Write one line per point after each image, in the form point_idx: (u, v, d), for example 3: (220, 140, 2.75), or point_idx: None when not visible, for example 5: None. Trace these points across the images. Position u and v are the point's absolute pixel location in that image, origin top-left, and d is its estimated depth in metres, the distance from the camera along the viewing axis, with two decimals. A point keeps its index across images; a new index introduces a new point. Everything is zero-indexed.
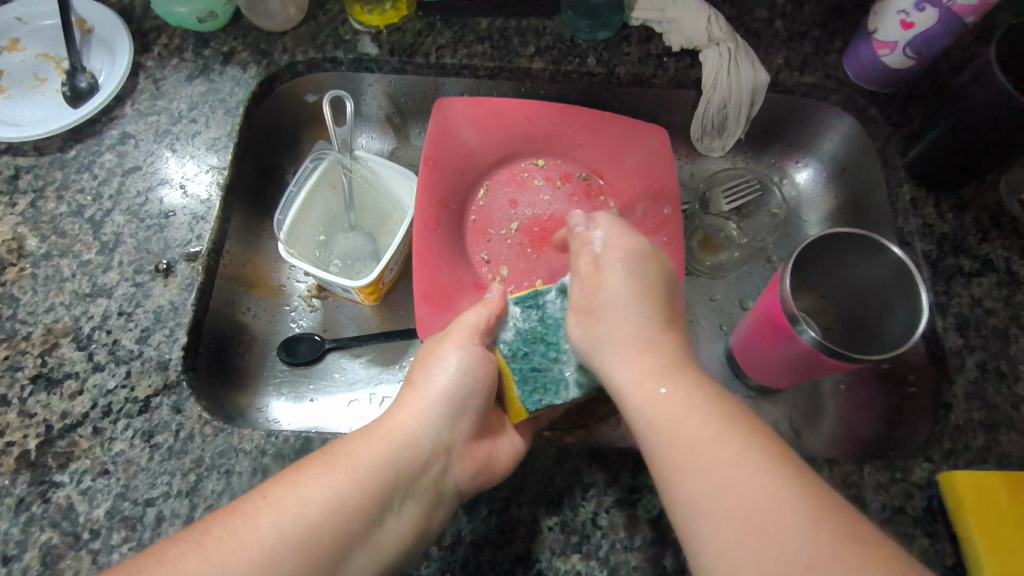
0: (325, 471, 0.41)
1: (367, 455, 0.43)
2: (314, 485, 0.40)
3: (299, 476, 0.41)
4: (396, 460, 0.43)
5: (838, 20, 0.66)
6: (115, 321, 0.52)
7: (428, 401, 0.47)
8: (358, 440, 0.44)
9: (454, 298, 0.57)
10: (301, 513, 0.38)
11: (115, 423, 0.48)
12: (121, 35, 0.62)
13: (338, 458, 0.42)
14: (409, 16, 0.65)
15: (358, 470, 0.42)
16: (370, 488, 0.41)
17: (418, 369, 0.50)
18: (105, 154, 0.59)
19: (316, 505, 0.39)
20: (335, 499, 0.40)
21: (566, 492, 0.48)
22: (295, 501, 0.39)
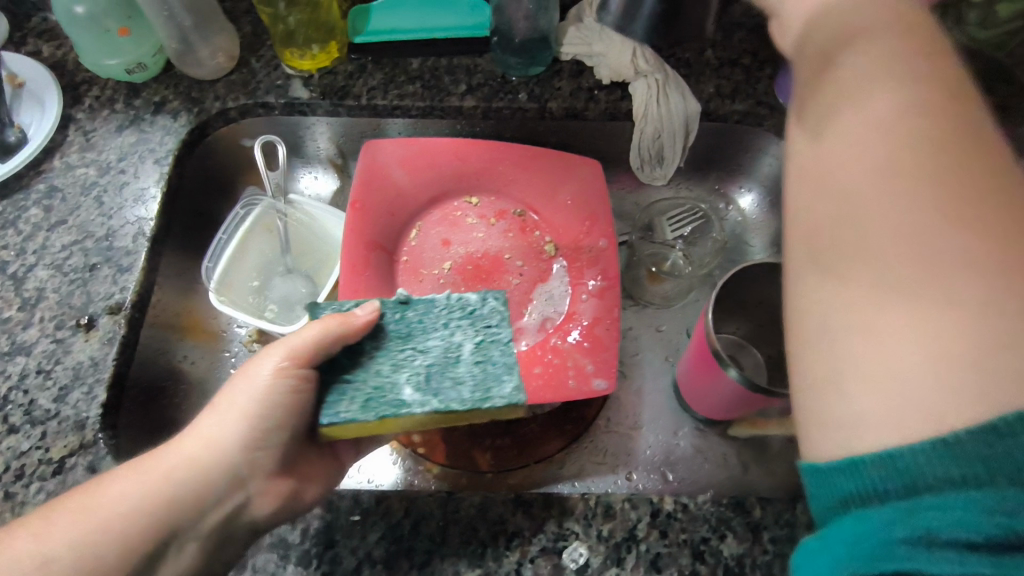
0: (75, 526, 0.38)
1: (130, 497, 0.39)
2: (58, 539, 0.37)
3: (48, 525, 0.38)
4: (165, 499, 0.40)
5: (768, 48, 0.66)
6: (33, 380, 0.52)
7: (223, 428, 0.43)
8: (126, 475, 0.40)
9: None
10: (46, 567, 0.36)
11: (26, 487, 0.47)
12: (51, 89, 0.63)
13: (95, 501, 0.39)
14: (340, 59, 0.66)
15: (119, 516, 0.38)
16: (136, 535, 0.39)
17: (233, 381, 0.46)
18: (32, 209, 0.59)
19: (61, 556, 0.37)
20: (84, 550, 0.37)
21: (490, 541, 0.46)
22: (27, 554, 0.36)
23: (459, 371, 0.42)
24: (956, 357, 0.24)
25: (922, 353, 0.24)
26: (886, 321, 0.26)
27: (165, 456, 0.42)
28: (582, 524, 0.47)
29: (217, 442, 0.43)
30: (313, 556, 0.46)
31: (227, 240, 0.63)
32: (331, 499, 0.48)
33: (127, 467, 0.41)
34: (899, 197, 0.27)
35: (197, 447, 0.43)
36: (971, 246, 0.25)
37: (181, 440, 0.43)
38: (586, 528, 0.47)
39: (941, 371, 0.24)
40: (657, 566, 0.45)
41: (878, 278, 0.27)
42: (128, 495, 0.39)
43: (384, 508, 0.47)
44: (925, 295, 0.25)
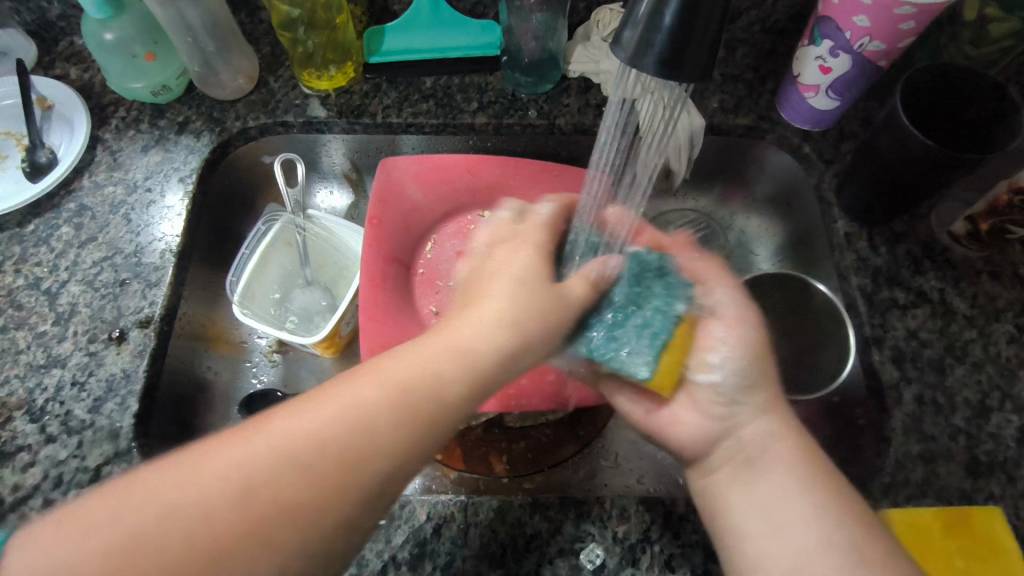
0: (302, 428, 0.35)
1: (419, 372, 0.37)
2: (272, 444, 0.34)
3: (270, 426, 0.35)
4: (415, 395, 0.37)
5: (769, 63, 0.69)
6: (68, 391, 0.54)
7: (481, 326, 0.40)
8: (427, 344, 0.39)
9: None
10: (326, 431, 0.35)
11: (66, 494, 0.49)
12: (80, 111, 0.65)
13: (395, 369, 0.38)
14: (356, 79, 0.68)
15: (351, 418, 0.35)
16: (418, 422, 0.36)
17: (507, 253, 0.46)
18: (63, 227, 0.61)
19: (330, 434, 0.35)
20: (322, 452, 0.34)
21: (510, 544, 0.48)
22: (260, 456, 0.33)
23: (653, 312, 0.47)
24: (812, 508, 0.40)
25: (804, 518, 0.39)
26: (769, 508, 0.41)
27: (404, 356, 0.38)
28: (598, 526, 0.49)
29: (485, 342, 0.39)
30: None
31: (249, 253, 0.65)
32: None
33: (363, 371, 0.38)
34: (754, 432, 0.44)
35: (457, 356, 0.38)
36: (829, 518, 0.39)
37: (450, 332, 0.40)
38: (601, 529, 0.49)
39: (802, 536, 0.39)
40: (670, 566, 0.47)
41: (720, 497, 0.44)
42: (367, 393, 0.36)
43: (407, 512, 0.49)
44: (772, 463, 0.42)
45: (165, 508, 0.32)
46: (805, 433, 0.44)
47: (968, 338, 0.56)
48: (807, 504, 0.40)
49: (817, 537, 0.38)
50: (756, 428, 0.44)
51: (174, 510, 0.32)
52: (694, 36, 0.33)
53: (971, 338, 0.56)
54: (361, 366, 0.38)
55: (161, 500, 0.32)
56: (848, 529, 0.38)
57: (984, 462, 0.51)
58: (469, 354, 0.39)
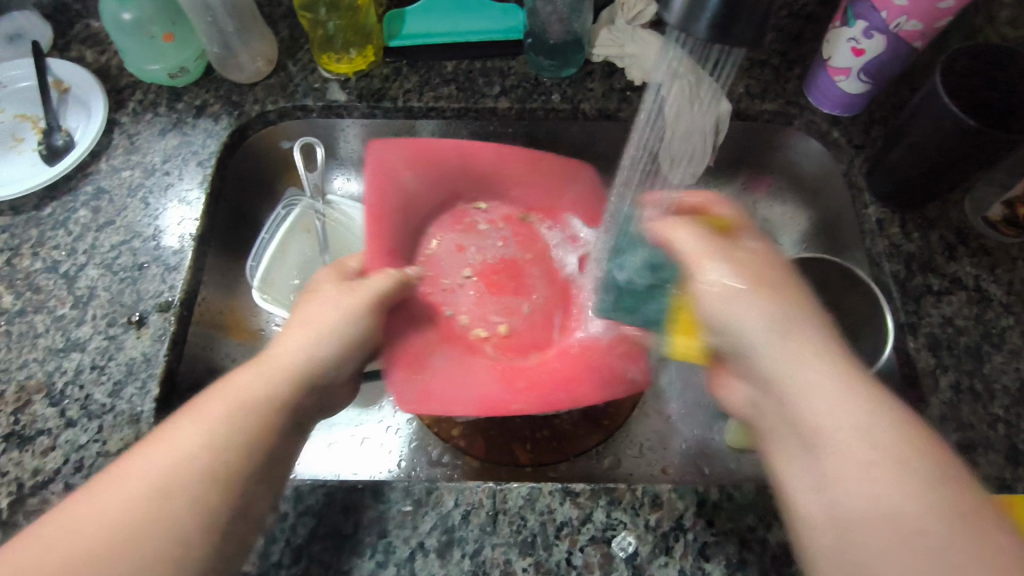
0: (186, 437, 0.38)
1: (214, 415, 0.40)
2: (174, 447, 0.38)
3: (166, 440, 0.38)
4: (287, 390, 0.43)
5: (797, 48, 0.67)
6: (88, 375, 0.53)
7: (298, 339, 0.47)
8: (219, 390, 0.42)
9: (425, 361, 0.56)
10: (170, 462, 0.37)
11: (86, 479, 0.48)
12: (96, 94, 0.64)
13: (200, 413, 0.40)
14: (377, 62, 0.67)
15: (238, 419, 0.40)
16: (217, 460, 0.38)
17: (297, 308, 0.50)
18: (80, 210, 0.60)
19: (195, 458, 0.37)
20: (218, 454, 0.38)
21: (541, 532, 0.47)
22: (164, 462, 0.37)
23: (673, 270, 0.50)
24: (888, 450, 0.35)
25: (892, 471, 0.34)
26: (848, 465, 0.35)
27: (284, 354, 0.45)
28: (630, 514, 0.48)
29: (299, 349, 0.46)
30: (367, 547, 0.47)
31: (269, 239, 0.65)
32: (382, 490, 0.49)
33: (207, 394, 0.42)
34: (801, 382, 0.39)
35: (305, 333, 0.47)
36: (905, 456, 0.35)
37: (271, 356, 0.45)
38: (634, 516, 0.48)
39: (908, 498, 0.33)
40: (705, 555, 0.46)
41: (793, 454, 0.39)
42: (258, 390, 0.42)
43: (435, 499, 0.48)
44: (833, 398, 0.38)
45: (88, 523, 0.34)
46: (842, 359, 0.40)
47: (1004, 325, 0.55)
48: (892, 451, 0.35)
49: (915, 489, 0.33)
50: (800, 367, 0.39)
51: (91, 528, 0.34)
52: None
53: (1007, 325, 0.55)
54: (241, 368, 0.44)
55: (85, 515, 0.35)
56: (893, 475, 0.34)
57: None
58: (286, 368, 0.44)
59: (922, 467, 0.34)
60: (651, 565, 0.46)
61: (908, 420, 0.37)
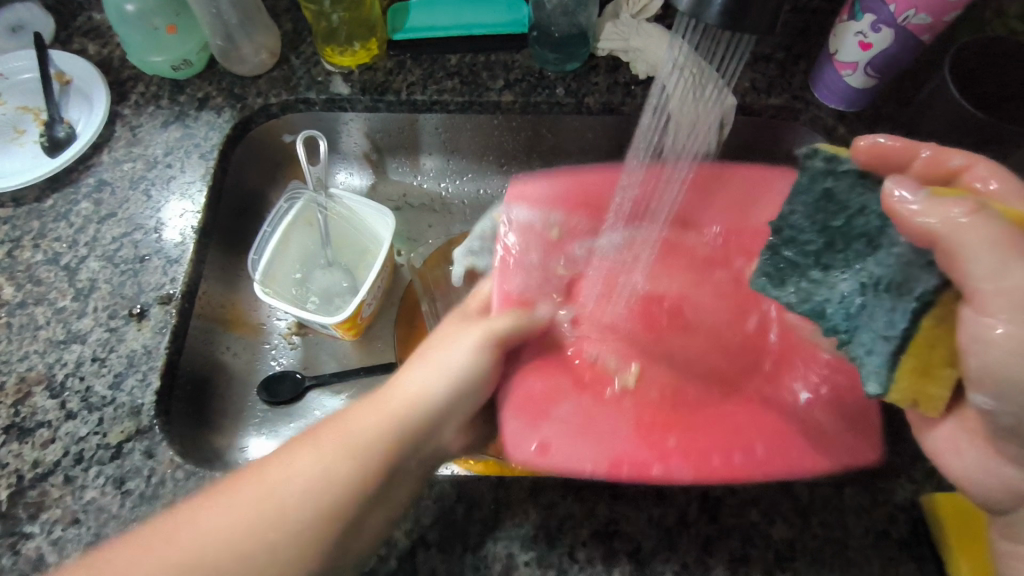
0: (298, 470, 0.41)
1: (324, 461, 0.41)
2: (291, 477, 0.40)
3: (268, 474, 0.41)
4: (360, 464, 0.41)
5: (803, 42, 0.67)
6: (89, 367, 0.53)
7: (417, 378, 0.46)
8: (348, 420, 0.43)
9: (552, 405, 0.45)
10: (263, 516, 0.39)
11: (86, 471, 0.48)
12: (99, 85, 0.64)
13: (301, 452, 0.42)
14: (380, 56, 0.67)
15: (327, 474, 0.41)
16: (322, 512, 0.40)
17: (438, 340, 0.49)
18: (82, 202, 0.60)
19: (295, 512, 0.39)
20: (336, 488, 0.40)
21: (544, 525, 0.47)
22: (283, 491, 0.40)
23: (839, 276, 0.39)
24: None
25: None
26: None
27: (395, 400, 0.45)
28: (633, 508, 0.47)
29: (414, 395, 0.45)
30: None
31: (269, 232, 0.64)
32: None
33: (325, 425, 0.44)
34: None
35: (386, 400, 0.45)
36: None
37: (387, 396, 0.45)
38: (637, 511, 0.47)
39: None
40: (708, 550, 0.46)
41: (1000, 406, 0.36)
42: (356, 439, 0.42)
43: (436, 493, 0.48)
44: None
45: (218, 529, 0.38)
46: None
47: None
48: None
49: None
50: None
51: (216, 537, 0.38)
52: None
53: None
54: (345, 410, 0.45)
55: (219, 517, 0.39)
56: None
57: None
58: (430, 408, 0.45)
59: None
60: (654, 560, 0.46)
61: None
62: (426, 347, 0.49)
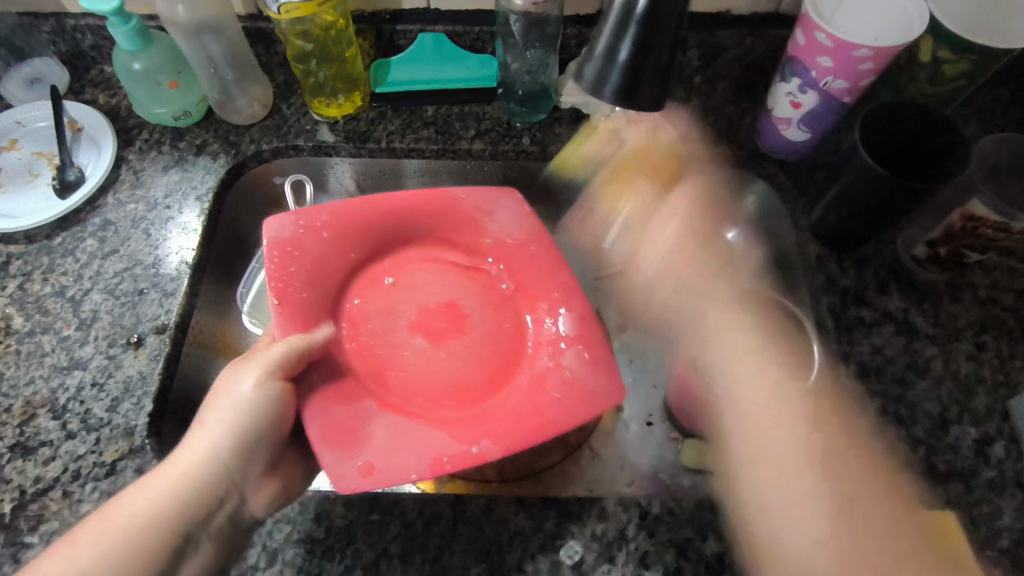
0: (118, 518, 0.43)
1: (137, 506, 0.44)
2: (84, 543, 0.42)
3: (74, 541, 0.42)
4: (180, 507, 0.45)
5: (750, 98, 0.74)
6: (88, 391, 0.58)
7: (198, 444, 0.48)
8: (131, 490, 0.45)
9: (356, 431, 0.48)
10: (77, 571, 0.41)
11: (83, 486, 0.53)
12: (107, 133, 0.71)
13: (109, 516, 0.43)
14: (363, 107, 0.73)
15: (146, 512, 0.43)
16: (147, 541, 0.43)
17: (218, 388, 0.50)
18: (87, 240, 0.66)
19: (116, 531, 0.42)
20: (163, 502, 0.44)
21: (495, 540, 0.52)
22: (91, 548, 0.42)
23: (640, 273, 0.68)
24: None
25: (824, 500, 0.46)
26: (786, 499, 0.46)
27: (175, 466, 0.46)
28: (578, 525, 0.52)
29: (200, 461, 0.47)
30: (337, 551, 0.51)
31: (260, 265, 0.71)
32: (353, 500, 0.53)
33: (130, 490, 0.45)
34: (775, 450, 0.48)
35: (204, 437, 0.48)
36: (832, 510, 0.45)
37: (187, 443, 0.48)
38: (582, 528, 0.52)
39: None
40: (645, 563, 0.51)
41: None
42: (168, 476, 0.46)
43: (400, 509, 0.53)
44: None
45: None
46: None
47: (930, 355, 0.60)
48: None
49: (815, 513, 0.45)
50: None
51: None
52: (654, 42, 0.49)
53: (933, 354, 0.60)
54: (147, 475, 0.46)
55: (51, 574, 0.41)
56: None
57: (943, 471, 0.54)
58: (239, 436, 0.48)
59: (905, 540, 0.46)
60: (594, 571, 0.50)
61: (910, 519, 0.47)
62: (213, 403, 0.49)
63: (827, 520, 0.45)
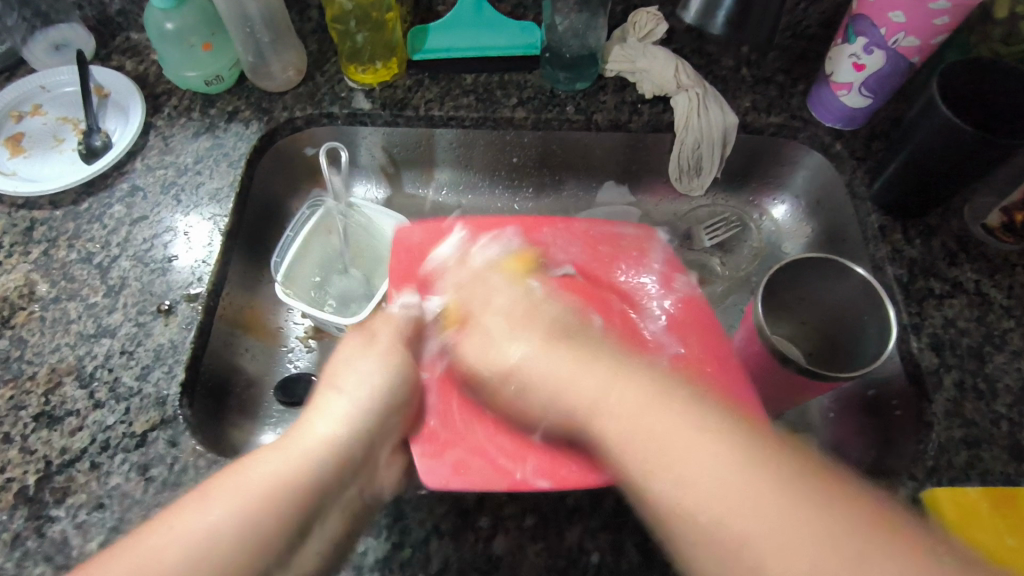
0: (251, 484, 0.40)
1: (280, 471, 0.41)
2: (254, 492, 0.39)
3: (209, 498, 0.39)
4: (323, 471, 0.42)
5: (800, 65, 0.71)
6: (118, 359, 0.55)
7: (334, 413, 0.45)
8: (267, 452, 0.42)
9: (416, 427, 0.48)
10: (213, 536, 0.37)
11: (112, 458, 0.50)
12: (135, 98, 0.68)
13: (240, 484, 0.40)
14: (400, 74, 0.71)
15: (294, 472, 0.41)
16: (297, 508, 0.40)
17: (335, 362, 0.50)
18: (115, 206, 0.63)
19: (258, 485, 0.40)
20: (306, 469, 0.41)
21: (552, 518, 0.48)
22: (233, 503, 0.39)
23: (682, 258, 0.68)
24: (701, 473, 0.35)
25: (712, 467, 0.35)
26: (641, 430, 0.38)
27: (310, 434, 0.44)
28: None
29: (335, 429, 0.44)
30: (383, 528, 0.48)
31: (293, 236, 0.67)
32: (400, 475, 0.50)
33: (262, 454, 0.42)
34: (598, 394, 0.41)
35: (342, 408, 0.46)
36: (735, 464, 0.34)
37: (309, 419, 0.45)
38: None
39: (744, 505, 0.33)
40: None
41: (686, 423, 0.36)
42: (312, 441, 0.43)
43: (450, 484, 0.50)
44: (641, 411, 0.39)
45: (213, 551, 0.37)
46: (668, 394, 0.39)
47: (1006, 328, 0.56)
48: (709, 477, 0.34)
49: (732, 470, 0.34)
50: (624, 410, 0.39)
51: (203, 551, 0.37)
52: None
53: (1008, 327, 0.56)
54: (283, 437, 0.43)
55: (207, 527, 0.38)
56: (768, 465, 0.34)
57: None
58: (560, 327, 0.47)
59: (797, 493, 0.33)
60: (660, 552, 0.47)
61: (824, 481, 0.33)
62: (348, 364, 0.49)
63: (717, 480, 0.34)
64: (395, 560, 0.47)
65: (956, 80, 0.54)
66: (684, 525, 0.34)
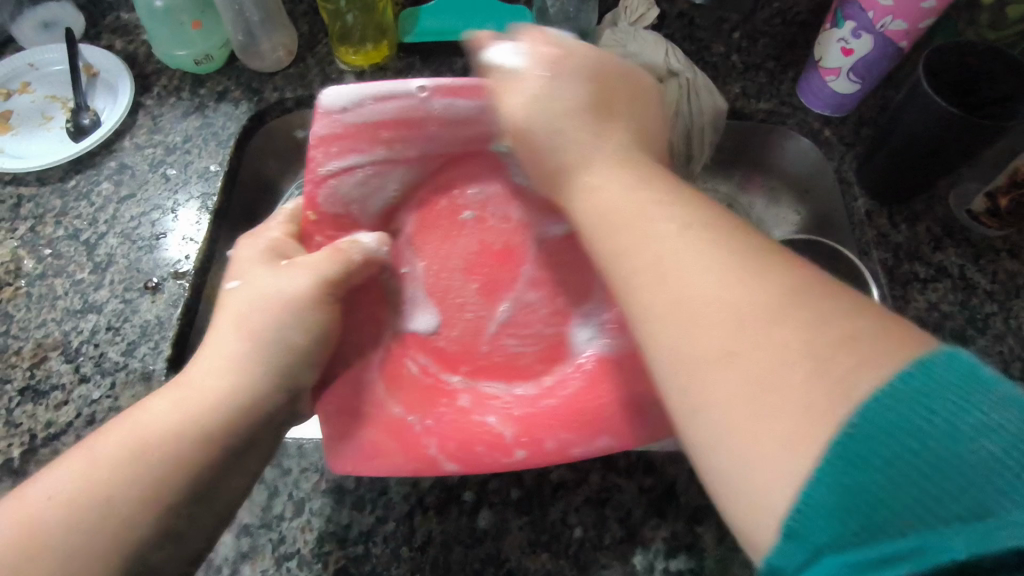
0: (145, 422, 0.38)
1: (184, 409, 0.39)
2: (104, 465, 0.36)
3: (109, 436, 0.38)
4: (224, 415, 0.39)
5: (791, 52, 0.71)
6: (104, 335, 0.55)
7: (221, 344, 0.41)
8: (170, 387, 0.40)
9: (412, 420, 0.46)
10: (97, 474, 0.36)
11: (97, 432, 0.50)
12: (124, 77, 0.68)
13: (136, 417, 0.39)
14: (391, 57, 0.71)
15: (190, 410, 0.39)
16: (188, 451, 0.38)
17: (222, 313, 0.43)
18: (103, 183, 0.63)
19: (154, 426, 0.38)
20: (176, 439, 0.38)
21: (536, 492, 0.48)
22: (126, 440, 0.37)
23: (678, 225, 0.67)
24: (755, 347, 0.28)
25: (706, 296, 0.30)
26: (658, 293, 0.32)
27: (145, 410, 0.39)
28: (625, 478, 0.49)
29: (229, 356, 0.41)
30: (368, 502, 0.48)
31: None
32: None
33: (163, 394, 0.40)
34: (589, 192, 0.38)
35: (226, 335, 0.42)
36: (798, 343, 0.28)
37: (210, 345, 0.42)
38: (628, 481, 0.49)
39: (817, 411, 0.26)
40: (697, 518, 0.47)
41: (733, 289, 0.30)
42: (178, 413, 0.39)
43: None
44: (693, 248, 0.32)
45: (87, 491, 0.36)
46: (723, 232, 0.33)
47: (988, 311, 0.57)
48: (768, 360, 0.28)
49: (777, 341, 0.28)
50: (660, 273, 0.32)
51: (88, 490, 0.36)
52: None
53: (991, 311, 0.57)
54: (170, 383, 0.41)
55: (49, 491, 0.36)
56: (852, 360, 0.27)
57: None
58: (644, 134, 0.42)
59: (870, 356, 0.26)
60: (643, 527, 0.47)
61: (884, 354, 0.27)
62: (233, 313, 0.42)
63: (805, 356, 0.27)
64: (380, 533, 0.47)
65: (941, 62, 0.54)
66: (686, 392, 0.30)
